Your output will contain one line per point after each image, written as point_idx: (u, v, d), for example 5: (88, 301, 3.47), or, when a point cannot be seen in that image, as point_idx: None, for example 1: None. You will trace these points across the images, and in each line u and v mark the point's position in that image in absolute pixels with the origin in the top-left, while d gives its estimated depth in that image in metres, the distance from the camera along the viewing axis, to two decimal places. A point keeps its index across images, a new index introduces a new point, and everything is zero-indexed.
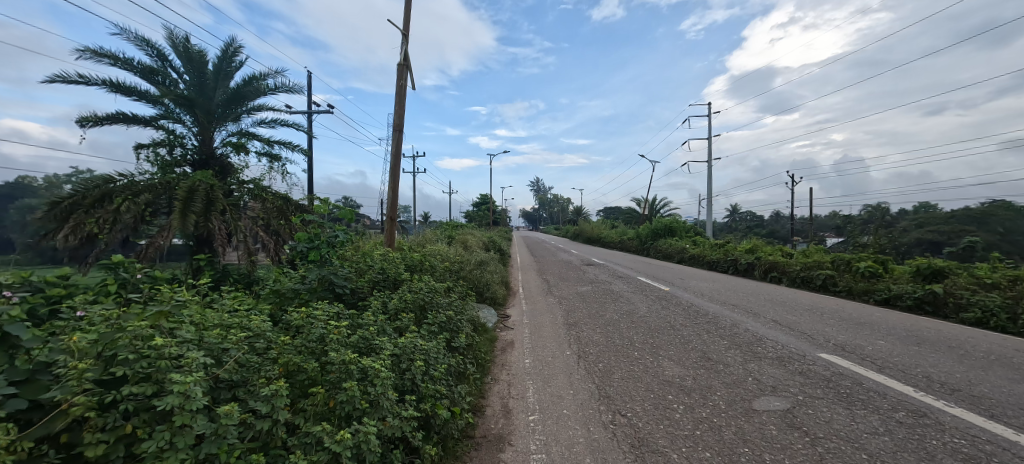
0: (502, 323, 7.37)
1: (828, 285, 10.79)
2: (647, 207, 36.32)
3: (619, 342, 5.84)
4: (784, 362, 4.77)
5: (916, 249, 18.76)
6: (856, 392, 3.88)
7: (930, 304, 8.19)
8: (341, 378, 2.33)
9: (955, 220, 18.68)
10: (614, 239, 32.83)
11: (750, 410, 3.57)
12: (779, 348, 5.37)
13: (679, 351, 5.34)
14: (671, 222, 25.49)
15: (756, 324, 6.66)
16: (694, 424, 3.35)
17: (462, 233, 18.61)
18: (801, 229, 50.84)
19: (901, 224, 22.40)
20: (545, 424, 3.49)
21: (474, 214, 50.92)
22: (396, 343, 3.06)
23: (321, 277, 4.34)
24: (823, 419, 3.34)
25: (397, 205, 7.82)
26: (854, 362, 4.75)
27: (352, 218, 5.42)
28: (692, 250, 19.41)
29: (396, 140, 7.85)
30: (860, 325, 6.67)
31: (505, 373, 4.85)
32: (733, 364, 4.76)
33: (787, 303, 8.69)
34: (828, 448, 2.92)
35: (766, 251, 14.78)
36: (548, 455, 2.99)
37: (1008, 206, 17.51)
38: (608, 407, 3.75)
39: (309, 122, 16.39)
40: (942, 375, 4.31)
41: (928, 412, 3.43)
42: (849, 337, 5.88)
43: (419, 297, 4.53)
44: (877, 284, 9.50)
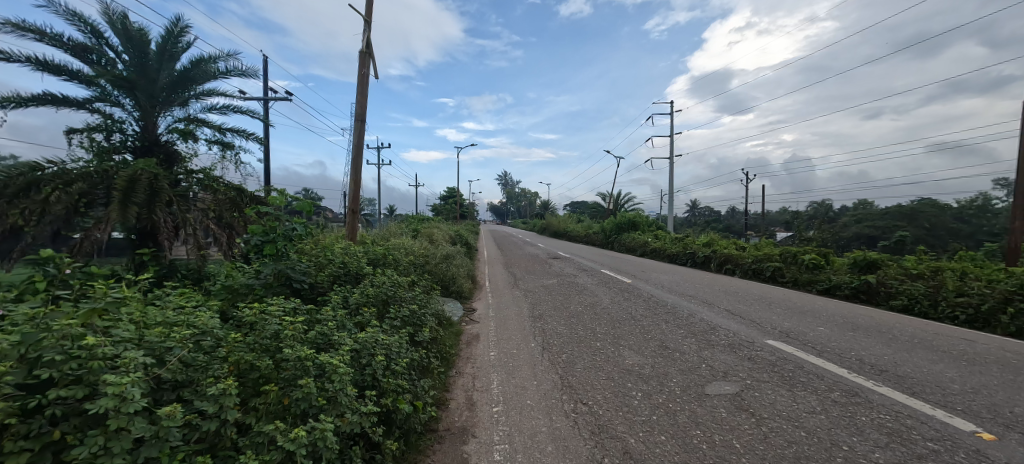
0: (467, 316, 7.37)
1: (776, 276, 11.52)
2: (613, 202, 37.23)
3: (582, 333, 5.99)
4: (735, 349, 5.04)
5: (854, 243, 20.29)
6: (797, 375, 4.17)
7: (864, 293, 8.91)
8: (297, 376, 2.26)
9: (888, 216, 20.25)
10: (580, 232, 33.46)
11: (702, 395, 3.76)
12: (731, 336, 5.65)
13: (639, 341, 5.52)
14: (635, 216, 26.24)
15: (711, 314, 6.99)
16: (651, 410, 3.49)
17: (428, 226, 18.38)
18: (753, 223, 53.72)
19: (841, 220, 24.17)
20: (508, 415, 3.53)
21: (441, 208, 50.49)
22: (356, 338, 3.00)
23: (277, 272, 4.16)
24: (768, 401, 3.57)
25: (359, 197, 7.61)
26: (797, 347, 5.09)
27: (311, 211, 5.22)
28: (654, 243, 20.06)
29: (358, 130, 7.61)
30: (802, 313, 7.17)
31: (470, 366, 4.85)
32: (688, 352, 4.99)
33: (739, 293, 9.19)
34: (771, 427, 3.12)
35: (722, 244, 15.46)
36: (511, 445, 3.03)
37: (933, 204, 19.30)
38: (570, 396, 3.85)
39: (265, 109, 15.63)
40: (872, 358, 4.70)
41: (860, 391, 3.74)
42: (793, 324, 6.30)
43: (382, 291, 4.43)
44: (819, 275, 10.22)
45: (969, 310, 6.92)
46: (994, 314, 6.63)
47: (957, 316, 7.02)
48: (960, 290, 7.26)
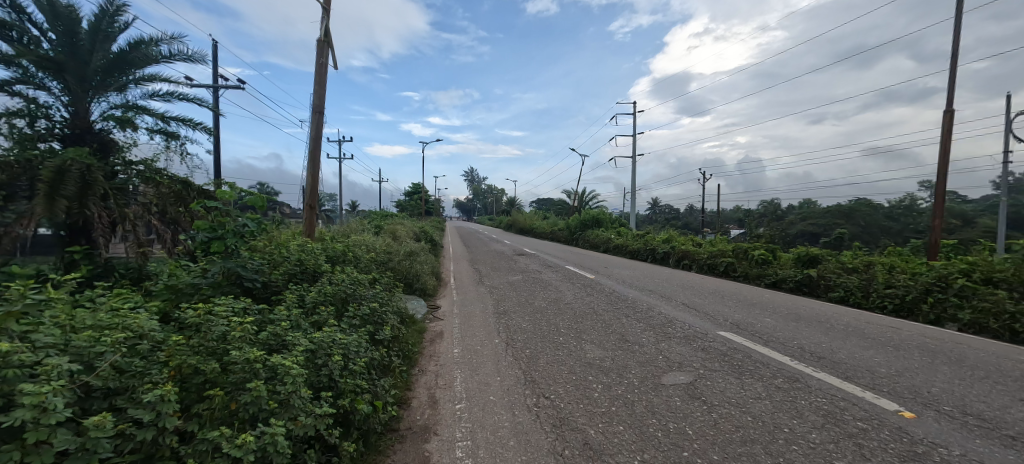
0: (431, 314, 7.29)
1: (729, 271, 12.15)
2: (577, 199, 37.86)
3: (545, 328, 6.07)
4: (690, 340, 5.27)
5: (799, 239, 21.68)
6: (746, 364, 4.41)
7: (807, 286, 9.55)
8: (245, 379, 2.15)
9: (829, 213, 21.77)
10: (545, 229, 33.80)
11: (659, 385, 3.90)
12: (687, 328, 5.90)
13: (600, 335, 5.66)
14: (599, 213, 26.78)
15: (668, 308, 7.27)
16: (611, 401, 3.59)
17: (391, 222, 18.00)
18: (709, 221, 56.21)
19: (788, 218, 25.74)
20: (471, 412, 3.52)
21: (406, 204, 49.59)
22: (312, 338, 2.90)
23: (227, 271, 3.94)
24: (719, 389, 3.76)
25: (318, 192, 7.34)
26: (746, 337, 5.38)
27: (264, 206, 4.95)
28: (617, 240, 20.58)
29: (315, 122, 7.31)
30: (752, 305, 7.59)
31: (433, 363, 4.80)
32: (647, 344, 5.16)
33: (695, 288, 9.60)
34: (721, 414, 3.29)
35: (680, 240, 16.09)
36: (473, 442, 3.02)
37: (867, 203, 20.93)
38: (533, 391, 3.89)
39: (215, 97, 14.71)
40: (812, 346, 5.05)
41: (801, 377, 4.01)
42: (743, 316, 6.67)
43: (341, 289, 4.29)
44: (767, 269, 10.86)
45: (896, 300, 7.57)
46: (917, 304, 7.28)
47: (886, 306, 7.65)
48: (889, 282, 7.92)
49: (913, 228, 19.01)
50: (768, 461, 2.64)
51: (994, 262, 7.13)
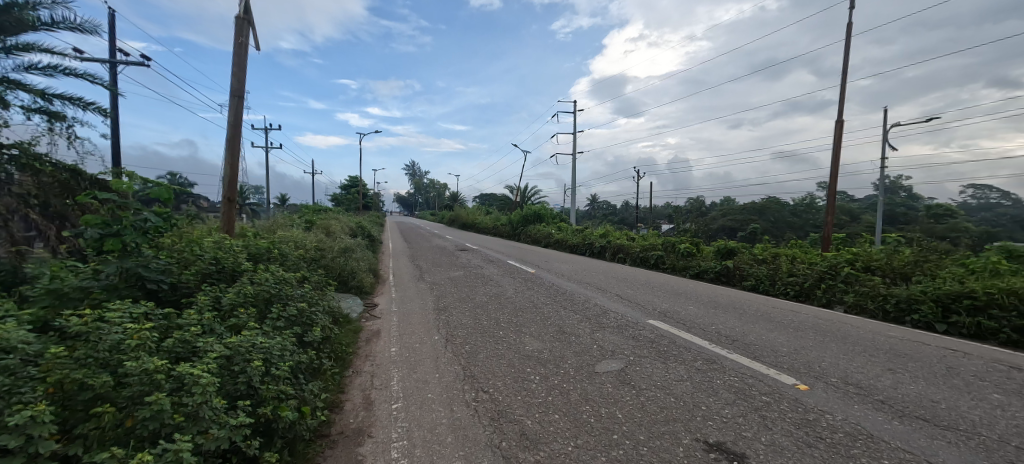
0: (367, 312, 7.01)
1: (658, 263, 12.95)
2: (520, 195, 38.30)
3: (485, 323, 6.08)
4: (622, 330, 5.56)
5: (720, 234, 23.65)
6: (670, 349, 4.74)
7: (725, 276, 10.45)
8: (143, 392, 1.93)
9: (745, 210, 23.94)
10: (487, 225, 33.84)
11: (593, 373, 4.07)
12: (619, 318, 6.21)
13: (539, 327, 5.78)
14: (540, 208, 27.27)
15: (603, 299, 7.61)
16: (547, 391, 3.68)
17: (324, 217, 17.02)
18: (642, 216, 59.45)
19: (711, 214, 27.95)
20: (408, 411, 3.44)
21: (342, 198, 47.21)
22: (227, 343, 2.66)
23: (125, 271, 3.50)
24: (647, 374, 4.00)
25: (237, 184, 6.73)
26: (672, 325, 5.78)
27: (170, 199, 4.40)
28: (557, 235, 21.11)
29: (234, 107, 6.70)
30: (677, 295, 8.16)
31: (368, 363, 4.62)
32: (582, 335, 5.35)
33: (628, 280, 10.13)
34: (648, 396, 3.51)
35: (615, 235, 16.85)
36: (409, 441, 2.96)
37: (776, 201, 23.29)
38: (472, 386, 3.89)
39: (111, 74, 12.92)
40: (727, 330, 5.55)
41: (717, 358, 4.38)
42: (670, 305, 7.16)
43: (264, 289, 3.98)
44: (692, 261, 11.72)
45: (797, 287, 8.52)
46: (813, 289, 8.25)
47: (789, 292, 8.59)
48: (791, 272, 8.89)
49: (812, 224, 21.55)
50: (687, 437, 2.86)
51: (872, 253, 8.27)
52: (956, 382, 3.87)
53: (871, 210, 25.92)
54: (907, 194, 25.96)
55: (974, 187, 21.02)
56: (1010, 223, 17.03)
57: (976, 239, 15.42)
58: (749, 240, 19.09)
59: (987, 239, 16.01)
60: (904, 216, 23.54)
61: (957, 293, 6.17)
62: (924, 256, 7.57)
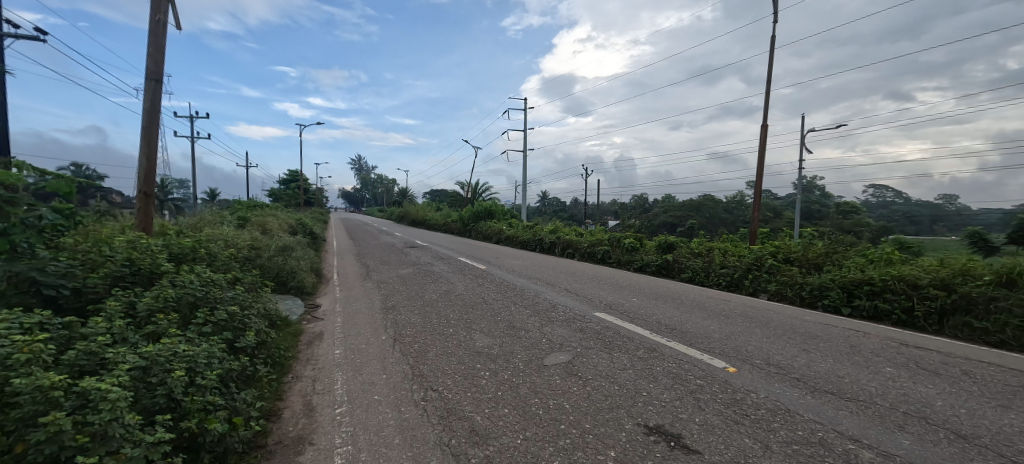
0: (309, 314, 6.66)
1: (605, 258, 13.42)
2: (471, 191, 38.10)
3: (435, 321, 5.99)
4: (570, 323, 5.71)
5: (662, 229, 24.92)
6: (615, 339, 4.94)
7: (665, 269, 11.03)
8: (37, 413, 1.71)
9: (684, 207, 25.41)
10: (438, 221, 33.33)
11: (542, 366, 4.15)
12: (567, 311, 6.37)
13: (489, 323, 5.78)
14: (491, 205, 27.26)
15: (552, 294, 7.76)
16: (497, 386, 3.69)
17: (261, 213, 15.91)
18: (589, 213, 61.29)
19: (653, 211, 29.38)
20: (353, 415, 3.32)
21: (281, 193, 44.46)
22: (143, 353, 2.42)
23: (15, 276, 3.07)
24: (593, 364, 4.14)
25: (155, 177, 6.11)
26: (616, 316, 6.02)
27: (72, 193, 3.91)
28: (508, 231, 21.23)
29: (151, 92, 6.07)
30: (622, 288, 8.51)
31: (310, 367, 4.39)
32: (532, 329, 5.43)
33: (576, 274, 10.42)
34: (594, 386, 3.63)
35: (565, 231, 17.23)
36: (354, 446, 2.85)
37: (711, 198, 24.94)
38: (420, 385, 3.82)
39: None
40: (667, 319, 5.86)
41: (657, 346, 4.63)
42: (615, 298, 7.44)
43: (188, 293, 3.66)
44: (636, 256, 12.25)
45: (728, 278, 9.18)
46: (742, 280, 8.93)
47: (721, 283, 9.24)
48: (724, 264, 9.56)
49: (742, 220, 23.31)
50: (629, 422, 3.00)
51: (791, 245, 9.09)
52: (858, 359, 4.36)
53: (791, 207, 28.49)
54: (820, 193, 28.81)
55: (873, 187, 23.82)
56: (901, 218, 19.45)
57: (875, 233, 17.44)
58: (687, 234, 20.31)
59: (884, 232, 18.16)
60: (818, 213, 26.12)
61: (858, 281, 6.93)
62: (833, 248, 8.43)
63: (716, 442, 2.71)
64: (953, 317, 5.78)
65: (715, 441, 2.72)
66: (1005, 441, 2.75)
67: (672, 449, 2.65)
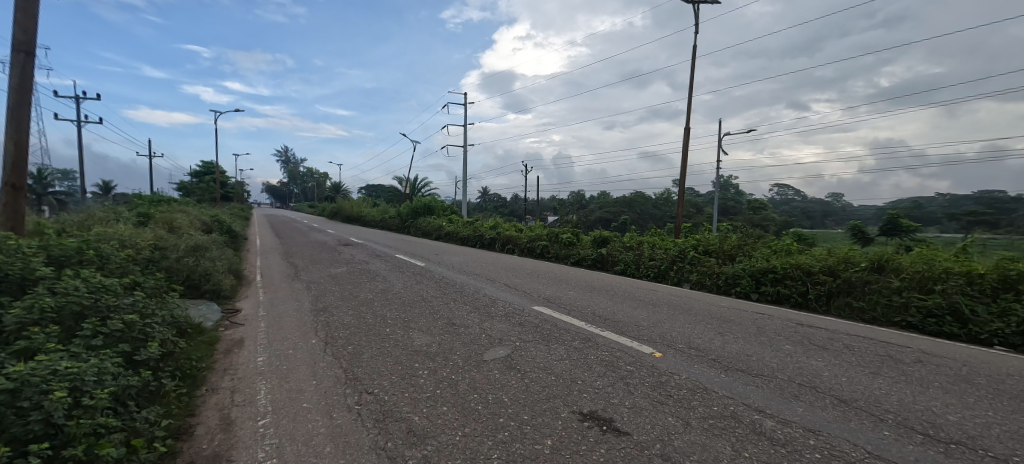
0: (227, 320, 6.09)
1: (543, 253, 13.73)
2: (409, 187, 37.12)
3: (370, 321, 5.76)
4: (509, 317, 5.77)
5: (597, 224, 26.03)
6: (553, 331, 5.07)
7: (600, 262, 11.53)
8: None
9: (617, 203, 26.71)
10: (374, 217, 32.08)
11: (481, 361, 4.15)
12: (507, 306, 6.44)
13: (428, 321, 5.67)
14: (430, 200, 26.75)
15: (492, 289, 7.79)
16: (435, 385, 3.63)
17: (168, 209, 14.27)
18: (529, 209, 62.32)
19: (589, 207, 30.52)
20: (278, 425, 3.09)
21: (193, 187, 40.24)
22: (9, 374, 2.07)
23: None
24: (531, 356, 4.23)
25: (27, 168, 5.23)
26: (554, 309, 6.19)
27: None
28: (447, 227, 20.98)
29: (19, 67, 5.17)
30: (560, 281, 8.76)
31: (228, 377, 4.02)
32: (471, 325, 5.41)
33: (515, 269, 10.56)
34: (532, 377, 3.71)
35: (504, 226, 17.35)
36: (280, 458, 2.66)
37: (642, 195, 26.47)
38: (354, 388, 3.65)
39: None
40: (601, 310, 6.13)
41: (592, 336, 4.83)
42: (553, 291, 7.64)
43: (72, 301, 3.17)
44: (573, 250, 12.66)
45: (656, 270, 9.79)
46: (667, 271, 9.58)
47: (650, 274, 9.84)
48: (652, 256, 10.18)
49: (669, 215, 25.04)
50: (565, 410, 3.10)
51: (710, 239, 9.90)
52: (763, 339, 4.86)
53: (711, 203, 31.06)
54: (735, 190, 31.71)
55: (779, 188, 26.75)
56: (800, 213, 21.98)
57: (780, 227, 19.54)
58: (620, 229, 21.38)
59: (786, 226, 20.44)
60: (733, 209, 28.73)
61: (764, 269, 7.72)
62: (744, 240, 9.31)
63: (644, 422, 2.89)
64: (838, 299, 6.65)
65: (643, 422, 2.88)
66: (875, 403, 3.21)
67: (604, 433, 2.77)
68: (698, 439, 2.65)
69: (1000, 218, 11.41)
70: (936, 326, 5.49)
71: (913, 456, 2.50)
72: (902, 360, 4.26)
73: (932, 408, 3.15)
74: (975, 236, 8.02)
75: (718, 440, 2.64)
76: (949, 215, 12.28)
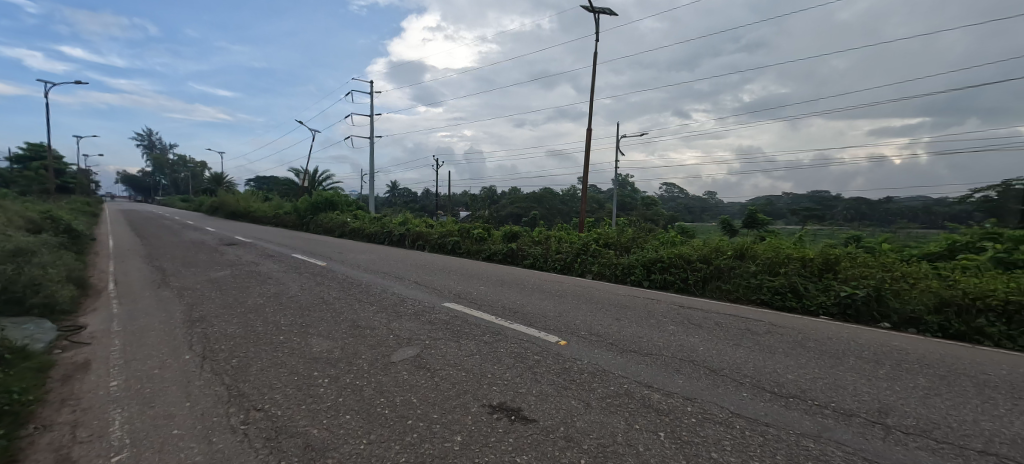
0: (66, 339, 5.01)
1: (455, 248, 13.63)
2: (307, 180, 34.19)
3: (259, 329, 5.19)
4: (419, 315, 5.62)
5: (508, 219, 26.63)
6: (463, 327, 5.07)
7: (511, 257, 11.80)
8: None
9: (527, 199, 27.55)
10: (266, 213, 28.94)
11: (388, 363, 3.99)
12: (416, 304, 6.26)
13: (329, 325, 5.29)
14: (332, 194, 24.93)
15: (401, 287, 7.53)
16: (337, 393, 3.41)
17: None
18: (439, 204, 61.40)
19: (500, 203, 31.05)
20: (140, 459, 2.63)
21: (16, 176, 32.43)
22: None
23: None
24: (441, 353, 4.18)
25: None
26: (465, 304, 6.19)
27: None
28: (352, 224, 19.76)
29: None
30: (471, 276, 8.78)
31: (68, 409, 3.31)
32: (378, 327, 5.17)
33: (426, 265, 10.34)
34: (442, 375, 3.68)
35: (414, 222, 16.86)
36: None
37: (549, 191, 27.64)
38: (240, 407, 3.26)
39: None
40: (511, 303, 6.28)
41: (501, 329, 4.93)
42: (464, 286, 7.63)
43: None
44: (484, 245, 12.76)
45: (562, 262, 10.31)
46: (573, 263, 10.14)
47: (557, 267, 10.33)
48: (559, 250, 10.70)
49: (574, 211, 26.52)
50: (475, 405, 3.12)
51: (609, 232, 10.68)
52: (653, 322, 5.40)
53: (610, 200, 33.56)
54: (631, 188, 34.65)
55: (667, 186, 29.84)
56: (683, 209, 24.85)
57: (668, 221, 21.88)
58: (530, 225, 22.08)
59: (673, 220, 22.94)
60: (630, 204, 31.41)
61: (654, 260, 8.58)
62: (638, 234, 10.22)
63: (549, 408, 3.03)
64: (711, 283, 7.65)
65: (548, 408, 3.03)
66: (738, 370, 3.77)
67: (512, 422, 2.85)
68: (597, 418, 2.86)
69: (826, 212, 14.12)
70: (782, 302, 6.61)
71: (764, 411, 2.97)
72: (757, 332, 5.05)
73: (777, 370, 3.79)
74: (808, 227, 9.81)
75: (614, 417, 2.87)
76: (792, 210, 14.83)
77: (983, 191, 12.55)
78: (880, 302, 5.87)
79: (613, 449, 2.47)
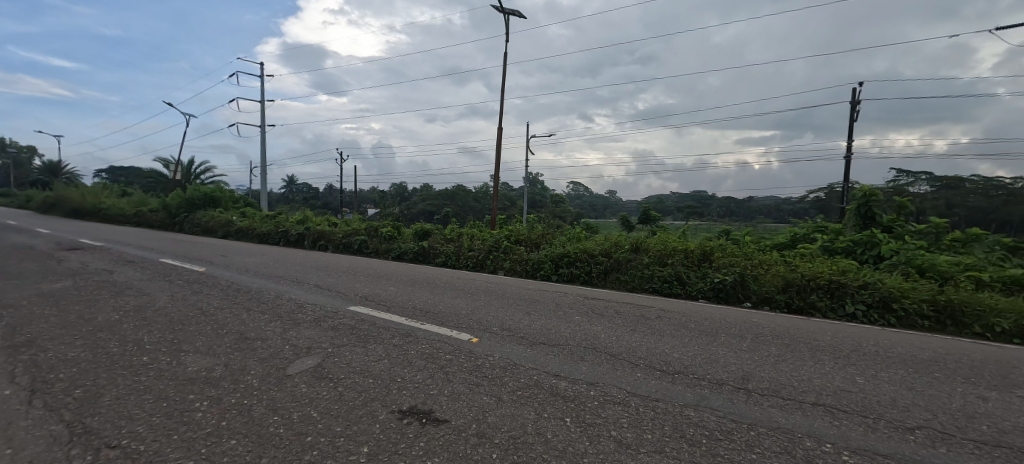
0: None
1: (362, 248, 12.91)
2: (181, 172, 29.65)
3: (116, 350, 4.38)
4: (319, 322, 5.22)
5: (419, 217, 25.93)
6: (369, 331, 4.83)
7: (422, 256, 11.51)
8: None
9: (439, 195, 27.09)
10: (125, 211, 24.49)
11: (284, 377, 3.65)
12: (316, 310, 5.80)
13: (209, 340, 4.65)
14: (213, 190, 21.94)
15: (298, 292, 6.92)
16: (220, 416, 3.02)
17: None
18: (344, 200, 57.54)
19: (411, 200, 30.10)
20: None
21: None
22: None
23: None
24: (345, 361, 3.94)
25: None
26: (372, 307, 5.89)
27: None
28: (238, 223, 17.61)
29: None
30: (379, 277, 8.38)
31: None
32: (271, 337, 4.69)
33: (328, 267, 9.64)
34: (348, 383, 3.47)
35: (315, 221, 15.59)
36: None
37: (461, 188, 27.49)
38: (87, 446, 2.72)
39: None
40: (421, 303, 6.13)
41: (411, 331, 4.79)
42: (371, 288, 7.26)
43: None
44: (393, 244, 12.26)
45: (474, 260, 10.34)
46: (485, 260, 10.23)
47: (469, 265, 10.34)
48: (471, 248, 10.70)
49: (487, 208, 26.73)
50: (383, 412, 3.00)
51: (520, 229, 10.96)
52: (560, 313, 5.68)
53: (521, 197, 34.47)
54: (541, 186, 35.95)
55: (573, 185, 31.49)
56: (588, 206, 26.48)
57: (575, 218, 23.15)
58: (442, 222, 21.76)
59: (579, 217, 24.32)
60: (540, 202, 32.58)
61: (561, 255, 9.03)
62: (547, 230, 10.65)
63: (461, 407, 3.03)
64: (611, 274, 8.28)
65: (460, 407, 3.02)
66: (633, 353, 4.13)
67: (423, 425, 2.80)
68: (508, 411, 2.93)
69: (705, 210, 16.10)
70: (670, 289, 7.41)
71: (654, 388, 3.31)
72: (649, 318, 5.59)
73: (665, 350, 4.24)
74: (690, 222, 11.11)
75: (524, 409, 2.97)
76: (679, 207, 16.66)
77: (817, 191, 15.37)
78: (744, 286, 6.88)
79: (523, 440, 2.56)
